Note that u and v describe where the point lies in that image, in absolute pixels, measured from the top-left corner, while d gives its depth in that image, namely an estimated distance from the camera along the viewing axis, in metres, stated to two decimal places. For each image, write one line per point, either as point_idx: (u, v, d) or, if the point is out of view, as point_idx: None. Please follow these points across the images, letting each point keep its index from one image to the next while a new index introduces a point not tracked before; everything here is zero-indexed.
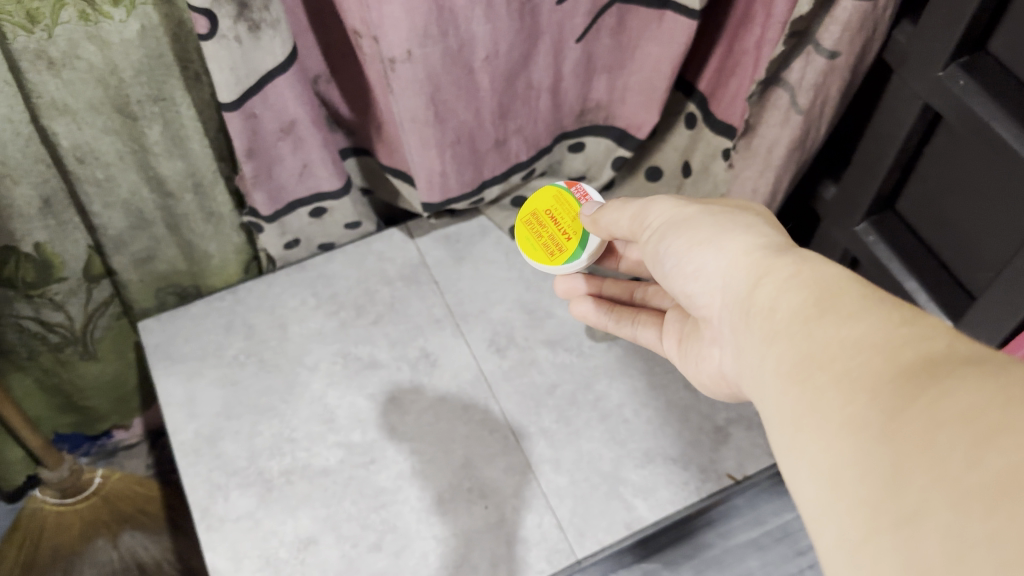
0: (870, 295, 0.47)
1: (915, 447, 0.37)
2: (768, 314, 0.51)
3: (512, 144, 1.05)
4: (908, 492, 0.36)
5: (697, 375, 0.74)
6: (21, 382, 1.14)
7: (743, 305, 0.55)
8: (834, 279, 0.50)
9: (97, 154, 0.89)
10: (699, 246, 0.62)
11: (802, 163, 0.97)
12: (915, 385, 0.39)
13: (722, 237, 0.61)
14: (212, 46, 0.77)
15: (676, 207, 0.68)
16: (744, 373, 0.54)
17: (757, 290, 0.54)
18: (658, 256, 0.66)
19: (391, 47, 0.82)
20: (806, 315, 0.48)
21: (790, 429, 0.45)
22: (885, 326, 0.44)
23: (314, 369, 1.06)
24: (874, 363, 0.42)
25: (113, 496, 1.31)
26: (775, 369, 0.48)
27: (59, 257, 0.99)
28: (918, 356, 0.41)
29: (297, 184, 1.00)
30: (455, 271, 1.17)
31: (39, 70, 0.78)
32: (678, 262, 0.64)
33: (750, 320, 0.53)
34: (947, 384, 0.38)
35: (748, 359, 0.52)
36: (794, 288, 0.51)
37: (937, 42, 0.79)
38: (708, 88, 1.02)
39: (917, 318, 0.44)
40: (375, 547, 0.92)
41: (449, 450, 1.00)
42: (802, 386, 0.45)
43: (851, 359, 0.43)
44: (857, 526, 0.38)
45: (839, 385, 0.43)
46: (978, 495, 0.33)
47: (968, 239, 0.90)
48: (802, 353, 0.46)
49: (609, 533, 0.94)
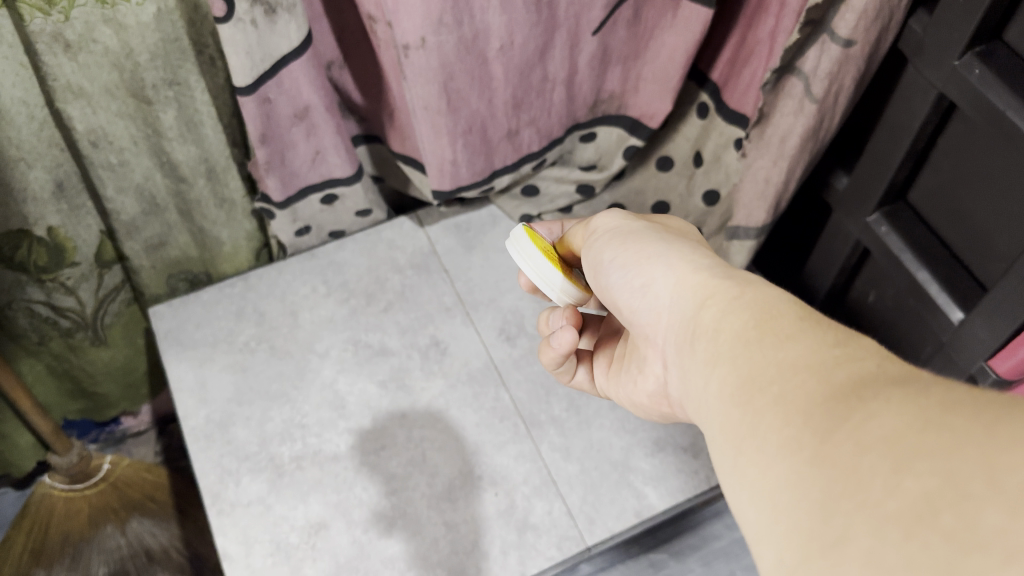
0: (805, 319, 0.49)
1: (844, 473, 0.38)
2: (711, 335, 0.52)
3: (524, 135, 1.05)
4: (834, 516, 0.37)
5: (645, 395, 0.74)
6: (31, 367, 1.14)
7: (688, 327, 0.56)
8: (771, 304, 0.51)
9: (111, 138, 0.90)
10: (644, 264, 0.63)
11: (816, 153, 0.96)
12: (843, 410, 0.41)
13: (668, 257, 0.62)
14: (228, 30, 0.76)
15: (623, 227, 0.69)
16: (688, 393, 0.54)
17: (702, 311, 0.55)
18: (604, 275, 0.67)
19: (405, 34, 0.82)
20: (747, 336, 0.49)
21: (729, 450, 0.46)
22: (820, 349, 0.45)
23: (325, 356, 1.06)
24: (809, 388, 0.43)
25: (123, 484, 1.29)
26: (717, 391, 0.49)
27: (72, 242, 0.99)
28: (848, 379, 0.43)
29: (309, 170, 1.00)
30: (465, 259, 1.17)
31: (55, 53, 0.78)
32: (628, 280, 0.64)
33: (693, 342, 0.54)
34: (873, 409, 0.40)
35: (692, 380, 0.53)
36: (737, 310, 0.52)
37: (954, 32, 0.79)
38: (721, 77, 1.02)
39: (849, 341, 0.46)
40: (386, 533, 0.92)
41: (460, 437, 1.00)
42: (742, 407, 0.46)
43: (787, 382, 0.44)
44: (788, 548, 0.39)
45: (775, 408, 0.44)
46: (898, 521, 0.34)
47: (982, 230, 0.90)
48: (741, 375, 0.47)
49: (620, 521, 0.94)
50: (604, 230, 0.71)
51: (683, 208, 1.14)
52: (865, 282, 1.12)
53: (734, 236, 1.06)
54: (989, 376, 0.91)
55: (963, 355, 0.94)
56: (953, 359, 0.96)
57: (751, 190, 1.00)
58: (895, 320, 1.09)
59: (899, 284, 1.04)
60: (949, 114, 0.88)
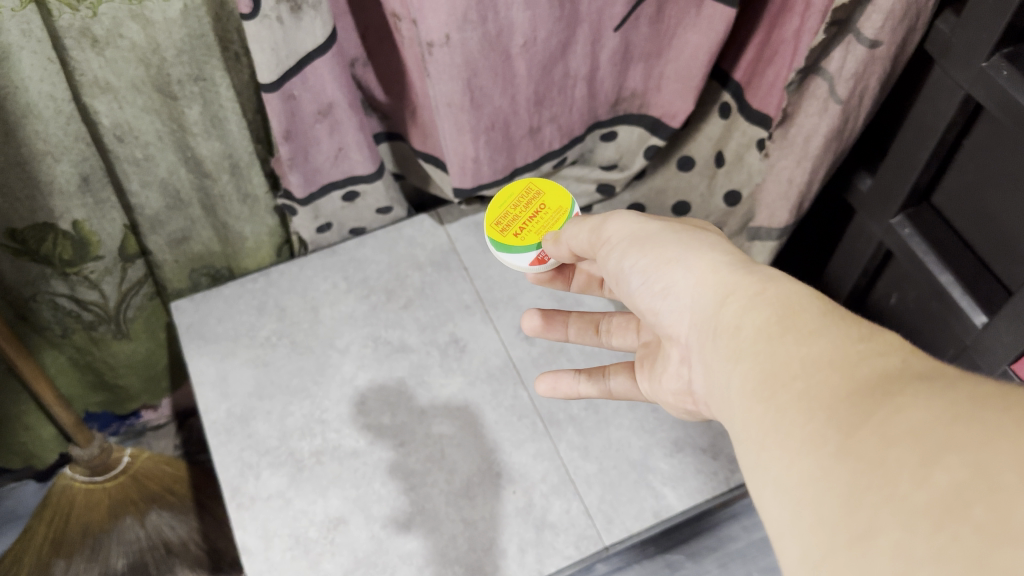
0: (829, 316, 0.48)
1: (871, 466, 0.38)
2: (732, 332, 0.52)
3: (546, 132, 1.05)
4: (862, 508, 0.37)
5: (670, 391, 0.71)
6: (54, 359, 1.16)
7: (710, 325, 0.55)
8: (794, 302, 0.51)
9: (136, 133, 0.90)
10: (664, 263, 0.61)
11: (840, 154, 0.96)
12: (869, 403, 0.40)
13: (689, 254, 0.60)
14: (254, 26, 0.77)
15: (636, 223, 0.65)
16: (712, 391, 0.53)
17: (723, 308, 0.54)
18: (618, 273, 0.65)
19: (430, 31, 0.82)
20: (769, 331, 0.49)
21: (754, 445, 0.46)
22: (844, 345, 0.45)
23: (345, 352, 1.06)
24: (833, 383, 0.43)
25: (142, 475, 1.27)
26: (740, 387, 0.48)
27: (96, 236, 1.00)
28: (874, 374, 0.42)
29: (331, 167, 1.00)
30: (485, 256, 1.16)
31: (83, 48, 0.79)
32: (645, 281, 0.62)
33: (716, 338, 0.53)
34: (899, 402, 0.39)
35: (715, 377, 0.52)
36: (760, 306, 0.51)
37: (982, 32, 0.79)
38: (744, 76, 1.02)
39: (874, 336, 0.46)
40: (404, 529, 0.93)
41: (479, 435, 1.00)
42: (765, 403, 0.46)
43: (811, 377, 0.44)
44: (816, 542, 0.39)
45: (799, 403, 0.44)
46: (927, 513, 0.34)
47: (1007, 232, 0.89)
48: (764, 371, 0.47)
49: (638, 521, 0.94)
50: (612, 233, 0.66)
51: (704, 209, 1.14)
52: (886, 284, 1.12)
53: (756, 237, 1.06)
54: (1012, 380, 0.91)
55: (986, 359, 0.94)
56: (975, 363, 0.96)
57: (775, 190, 1.00)
58: (916, 322, 1.08)
59: (921, 286, 1.04)
60: (975, 115, 0.88)
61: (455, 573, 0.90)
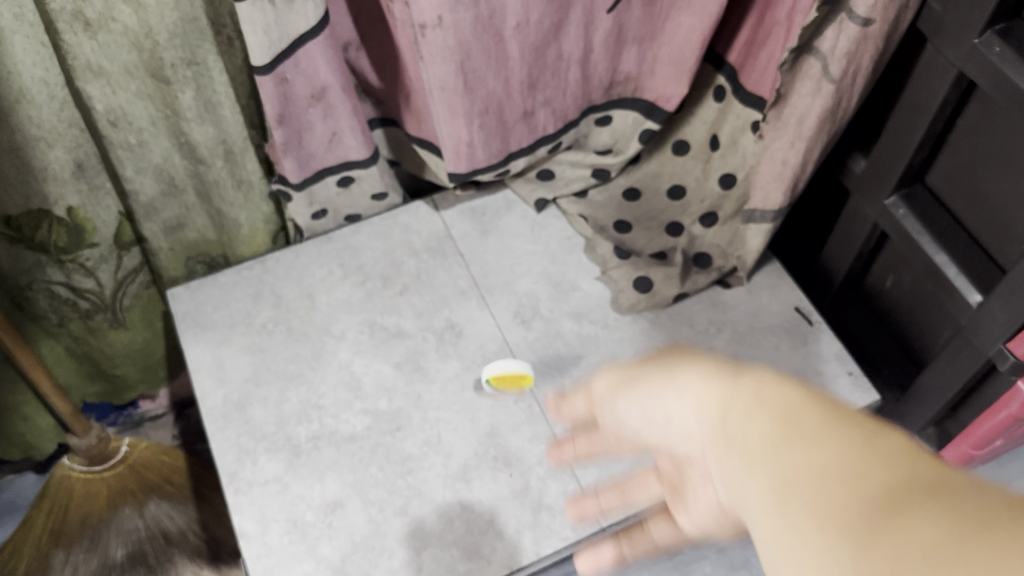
0: (841, 411, 0.42)
1: None
2: (739, 440, 0.45)
3: (539, 116, 1.05)
4: None
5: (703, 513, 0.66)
6: (51, 349, 1.16)
7: (721, 440, 0.48)
8: (803, 389, 0.45)
9: (130, 118, 0.90)
10: (652, 396, 0.64)
11: (834, 135, 0.96)
12: (880, 526, 0.36)
13: (677, 377, 0.63)
14: (247, 9, 0.77)
15: (615, 374, 0.71)
16: (739, 509, 0.45)
17: (728, 410, 0.48)
18: (616, 419, 0.70)
19: (421, 13, 0.83)
20: (774, 439, 0.43)
21: (771, 564, 0.40)
22: (849, 448, 0.40)
23: (341, 338, 1.06)
24: (838, 500, 0.38)
25: (141, 465, 1.26)
26: (751, 498, 0.43)
27: (91, 223, 1.01)
28: (880, 484, 0.38)
29: (325, 151, 1.00)
30: (480, 243, 1.15)
31: (75, 31, 0.79)
32: (636, 412, 0.67)
33: (726, 451, 0.47)
34: (909, 526, 0.35)
35: (733, 488, 0.45)
36: (762, 410, 0.45)
37: (974, 9, 0.79)
38: (737, 59, 1.03)
39: (882, 436, 0.40)
40: (402, 512, 0.93)
41: (476, 419, 1.00)
42: (775, 515, 0.40)
43: (816, 489, 0.39)
44: None
45: (807, 518, 0.39)
46: None
47: (1001, 210, 0.90)
48: (771, 480, 0.41)
49: (634, 502, 0.94)
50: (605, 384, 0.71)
51: (700, 193, 1.11)
52: (883, 267, 1.12)
53: (750, 220, 1.05)
54: (1007, 359, 0.91)
55: (981, 338, 0.93)
56: (971, 343, 0.95)
57: (769, 172, 1.00)
58: (913, 304, 1.08)
59: (917, 267, 1.03)
60: (969, 93, 0.88)
61: (453, 556, 0.91)
